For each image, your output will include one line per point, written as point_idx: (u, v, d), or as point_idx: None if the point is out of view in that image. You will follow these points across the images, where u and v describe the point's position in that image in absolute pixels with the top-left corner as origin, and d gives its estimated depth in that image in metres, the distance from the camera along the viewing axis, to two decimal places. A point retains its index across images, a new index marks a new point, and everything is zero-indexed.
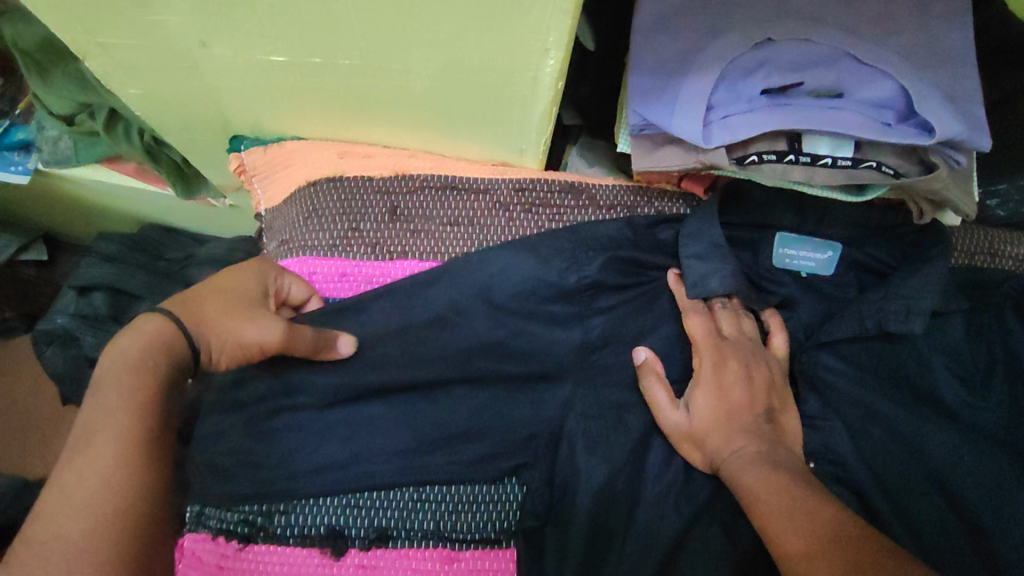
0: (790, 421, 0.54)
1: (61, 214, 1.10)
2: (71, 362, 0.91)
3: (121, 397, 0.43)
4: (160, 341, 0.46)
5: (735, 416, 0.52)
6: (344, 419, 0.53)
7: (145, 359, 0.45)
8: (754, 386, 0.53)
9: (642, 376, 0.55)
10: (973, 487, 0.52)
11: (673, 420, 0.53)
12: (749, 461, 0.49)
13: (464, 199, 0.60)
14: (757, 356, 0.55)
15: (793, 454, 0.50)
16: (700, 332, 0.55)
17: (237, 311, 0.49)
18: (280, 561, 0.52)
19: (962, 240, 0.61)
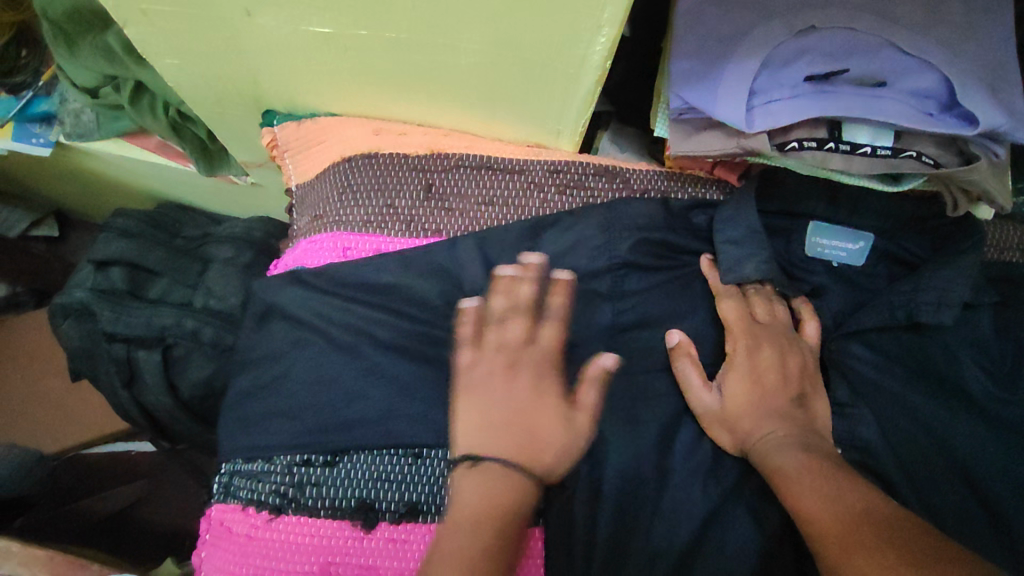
0: (821, 407, 0.54)
1: (74, 191, 1.10)
2: (86, 336, 0.89)
3: (469, 520, 0.45)
4: (516, 492, 0.48)
5: (767, 399, 0.52)
6: (376, 393, 0.54)
7: (495, 490, 0.47)
8: (786, 371, 0.54)
9: (676, 359, 0.55)
10: (1000, 478, 0.52)
11: (706, 402, 0.53)
12: (781, 443, 0.49)
13: (500, 179, 0.60)
14: (791, 343, 0.55)
15: (823, 437, 0.51)
16: (733, 316, 0.56)
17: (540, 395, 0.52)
18: (310, 532, 0.51)
19: (992, 236, 0.62)
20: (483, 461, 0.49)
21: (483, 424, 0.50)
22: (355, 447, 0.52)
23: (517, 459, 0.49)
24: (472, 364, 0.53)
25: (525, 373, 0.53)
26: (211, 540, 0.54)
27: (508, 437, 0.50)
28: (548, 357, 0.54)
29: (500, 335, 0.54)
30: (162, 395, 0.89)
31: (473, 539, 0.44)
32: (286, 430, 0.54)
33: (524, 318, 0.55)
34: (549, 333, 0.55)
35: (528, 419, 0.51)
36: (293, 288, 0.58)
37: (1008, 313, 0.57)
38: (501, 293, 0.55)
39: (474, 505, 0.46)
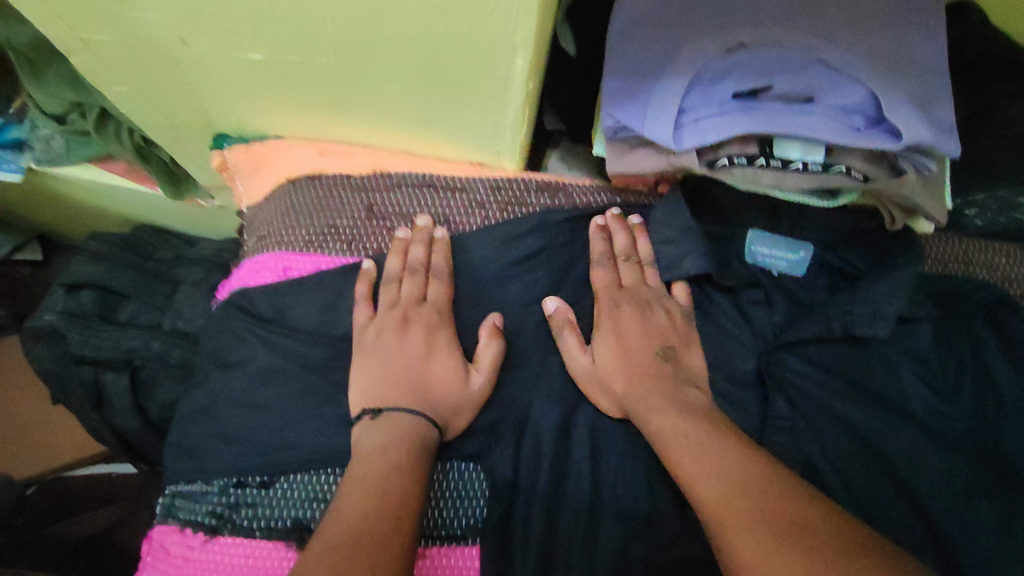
0: (695, 359, 0.55)
1: (55, 215, 1.11)
2: (60, 359, 0.88)
3: (376, 447, 0.48)
4: (420, 428, 0.50)
5: (633, 358, 0.54)
6: (310, 410, 0.54)
7: (415, 423, 0.50)
8: (649, 328, 0.55)
9: (596, 225, 0.60)
10: (938, 494, 0.51)
11: (580, 367, 0.54)
12: (655, 402, 0.51)
13: (443, 197, 0.61)
14: (656, 303, 0.57)
15: (698, 391, 0.52)
16: (601, 283, 0.58)
17: (432, 343, 0.55)
18: (246, 554, 0.51)
19: (937, 248, 0.62)
20: (383, 412, 0.50)
21: (377, 379, 0.53)
22: (291, 468, 0.53)
23: (413, 403, 0.51)
24: (380, 326, 0.55)
25: (417, 329, 0.55)
26: (150, 563, 0.53)
27: (450, 397, 0.52)
28: (444, 313, 0.57)
29: (395, 292, 0.57)
30: (129, 416, 0.89)
31: (391, 457, 0.47)
32: (228, 452, 0.54)
33: (421, 281, 0.57)
34: (439, 289, 0.57)
35: (414, 375, 0.53)
36: (237, 311, 0.59)
37: (950, 326, 0.57)
38: (396, 254, 0.58)
39: (385, 440, 0.48)
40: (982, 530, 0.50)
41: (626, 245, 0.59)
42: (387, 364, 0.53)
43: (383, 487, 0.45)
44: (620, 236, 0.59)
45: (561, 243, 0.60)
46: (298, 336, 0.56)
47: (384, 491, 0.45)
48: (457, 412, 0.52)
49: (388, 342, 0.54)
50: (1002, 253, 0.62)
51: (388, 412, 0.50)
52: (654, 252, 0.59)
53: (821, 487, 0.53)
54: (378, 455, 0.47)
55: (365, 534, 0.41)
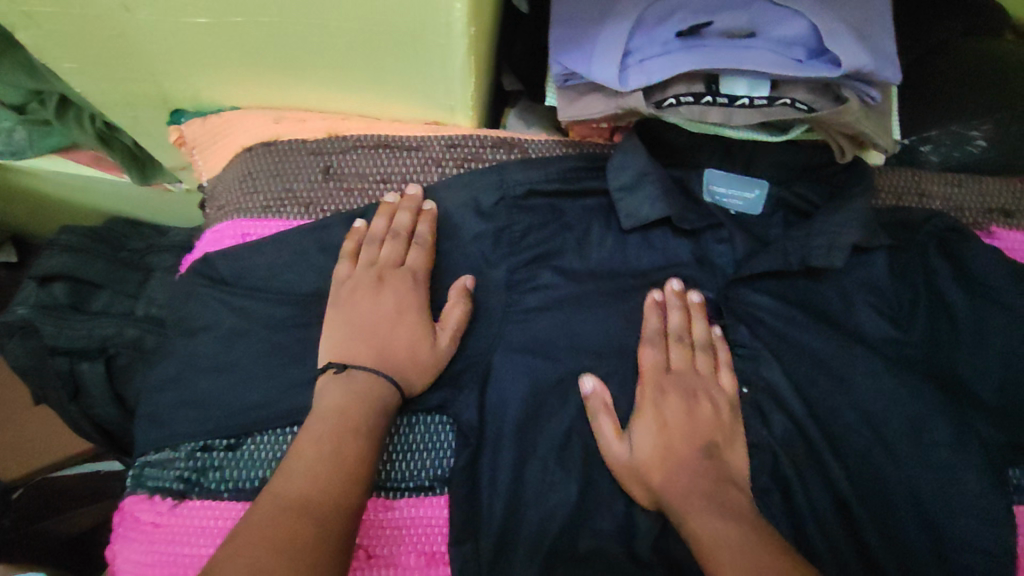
0: (739, 458, 0.51)
1: (25, 213, 1.11)
2: (33, 354, 0.90)
3: (335, 406, 0.48)
4: (377, 390, 0.50)
5: (675, 451, 0.50)
6: (276, 369, 0.55)
7: (374, 385, 0.50)
8: (695, 418, 0.51)
9: (652, 300, 0.56)
10: (893, 420, 0.52)
11: (616, 455, 0.50)
12: (695, 497, 0.46)
13: (399, 156, 0.62)
14: (702, 392, 0.53)
15: (739, 493, 0.48)
16: (648, 362, 0.54)
17: (410, 309, 0.54)
18: (215, 515, 0.52)
19: (888, 182, 0.62)
20: (349, 368, 0.51)
21: (344, 337, 0.53)
22: (258, 429, 0.53)
23: (373, 362, 0.51)
24: (356, 282, 0.55)
25: (389, 288, 0.55)
26: (122, 532, 0.53)
27: (414, 353, 0.52)
28: (419, 281, 0.56)
29: (375, 254, 0.57)
30: (108, 405, 0.90)
31: (345, 417, 0.47)
32: (193, 417, 0.54)
33: (402, 245, 0.57)
34: (418, 255, 0.57)
35: (380, 335, 0.52)
36: (199, 278, 0.59)
37: (903, 257, 0.58)
38: (382, 216, 0.58)
39: (343, 402, 0.48)
40: (939, 447, 0.51)
41: (680, 324, 0.55)
42: (359, 321, 0.53)
43: (338, 448, 0.45)
44: (666, 317, 0.56)
45: (516, 191, 0.60)
46: (264, 300, 0.57)
47: (340, 455, 0.45)
48: (419, 371, 0.52)
49: (358, 300, 0.54)
50: (953, 183, 0.63)
51: (350, 370, 0.50)
52: (614, 204, 0.58)
53: (784, 415, 0.53)
54: (333, 415, 0.47)
55: (317, 498, 0.42)
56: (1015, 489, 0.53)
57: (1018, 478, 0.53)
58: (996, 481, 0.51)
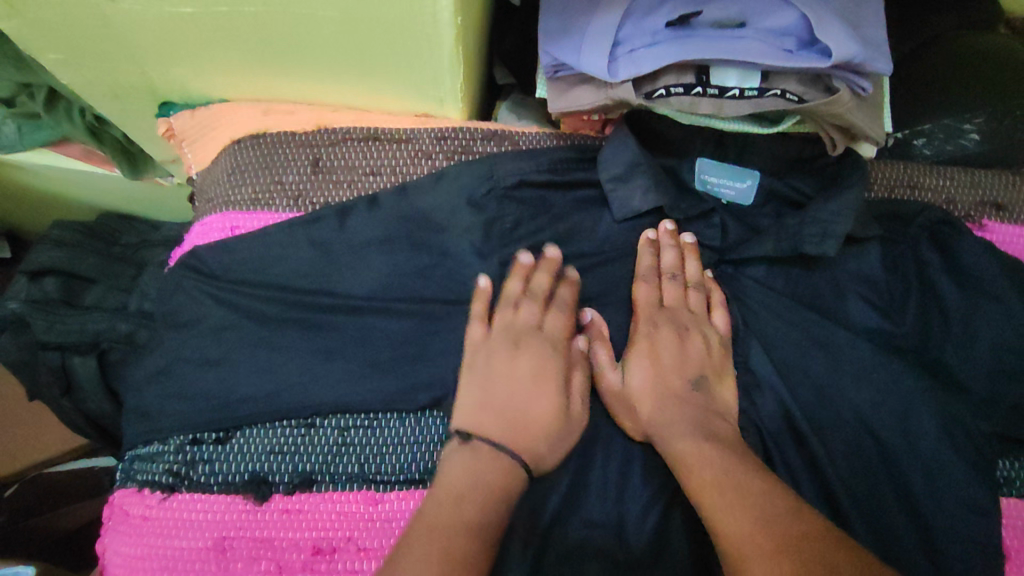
0: (728, 392, 0.54)
1: (16, 208, 1.11)
2: (24, 348, 0.89)
3: (453, 492, 0.44)
4: (502, 477, 0.46)
5: (665, 383, 0.52)
6: (263, 364, 0.54)
7: (491, 467, 0.46)
8: (686, 353, 0.54)
9: (647, 239, 0.58)
10: (882, 412, 0.53)
11: (608, 382, 0.53)
12: (680, 424, 0.49)
13: (389, 149, 0.62)
14: (694, 328, 0.55)
15: (725, 424, 0.50)
16: (642, 299, 0.56)
17: (546, 377, 0.52)
18: (204, 509, 0.52)
19: (880, 175, 0.62)
20: (475, 439, 0.48)
21: (486, 400, 0.50)
22: (246, 422, 0.53)
23: (505, 437, 0.48)
24: (488, 346, 0.53)
25: (525, 355, 0.53)
26: (112, 526, 0.53)
27: (548, 432, 0.50)
28: (559, 347, 0.54)
29: (511, 317, 0.55)
30: (102, 400, 0.90)
31: (467, 506, 0.43)
32: (181, 410, 0.54)
33: (543, 309, 0.55)
34: (558, 320, 0.55)
35: (517, 405, 0.50)
36: (187, 271, 0.58)
37: (896, 250, 0.58)
38: (518, 277, 0.56)
39: (461, 480, 0.45)
40: (928, 441, 0.52)
41: (674, 262, 0.57)
42: (485, 392, 0.51)
43: (450, 528, 0.41)
44: (661, 256, 0.58)
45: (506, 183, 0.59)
46: (253, 293, 0.56)
47: (452, 540, 0.40)
48: (549, 453, 0.49)
49: (488, 367, 0.52)
50: (947, 176, 0.62)
51: (474, 442, 0.48)
52: (606, 193, 0.59)
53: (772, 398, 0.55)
54: (450, 499, 0.44)
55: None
56: (1003, 482, 0.54)
57: (1006, 471, 0.54)
58: (985, 474, 0.51)
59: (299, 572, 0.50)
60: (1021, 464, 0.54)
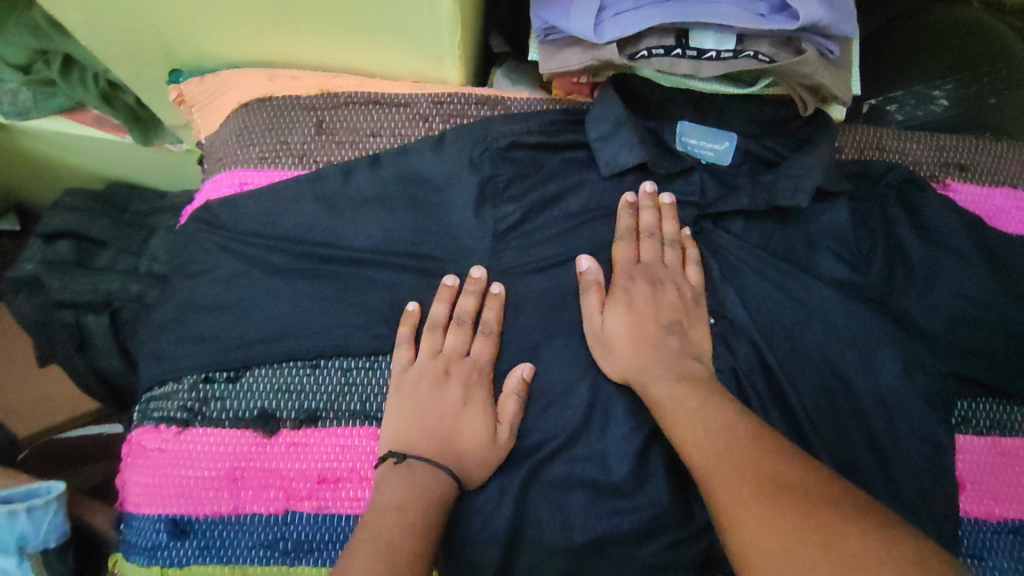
0: (700, 336, 0.57)
1: (29, 179, 1.15)
2: (39, 308, 0.93)
3: (390, 508, 0.49)
4: (431, 495, 0.50)
5: (643, 329, 0.56)
6: (270, 309, 0.58)
7: (425, 486, 0.50)
8: (660, 305, 0.57)
9: (627, 201, 0.61)
10: (846, 354, 0.58)
11: (592, 326, 0.57)
12: (658, 369, 0.53)
13: (389, 112, 0.65)
14: (668, 280, 0.58)
15: (698, 364, 0.54)
16: (622, 256, 0.60)
17: (473, 399, 0.55)
18: (218, 441, 0.56)
19: (850, 137, 0.66)
20: (407, 460, 0.52)
21: (415, 426, 0.54)
22: (256, 362, 0.57)
23: (433, 457, 0.52)
24: (421, 369, 0.56)
25: (455, 379, 0.56)
26: (129, 461, 0.57)
27: (474, 451, 0.53)
28: (485, 372, 0.57)
29: (439, 342, 0.58)
30: (114, 357, 0.94)
31: (402, 520, 0.47)
32: (193, 353, 0.58)
33: (467, 334, 0.58)
34: (484, 346, 0.58)
35: (444, 426, 0.54)
36: (198, 224, 0.62)
37: (865, 208, 0.62)
38: (444, 300, 0.59)
39: (400, 497, 0.49)
40: (889, 378, 0.57)
41: (652, 222, 0.61)
42: (414, 416, 0.54)
43: (392, 541, 0.46)
44: (639, 215, 0.61)
45: (499, 143, 0.63)
46: (261, 244, 0.60)
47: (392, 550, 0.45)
48: (473, 470, 0.53)
49: (413, 394, 0.55)
50: (914, 140, 0.65)
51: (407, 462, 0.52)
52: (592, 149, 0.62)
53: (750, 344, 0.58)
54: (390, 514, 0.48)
55: None
56: (958, 421, 0.58)
57: (963, 411, 0.59)
58: (939, 409, 0.57)
59: (306, 499, 0.55)
60: (976, 405, 0.59)
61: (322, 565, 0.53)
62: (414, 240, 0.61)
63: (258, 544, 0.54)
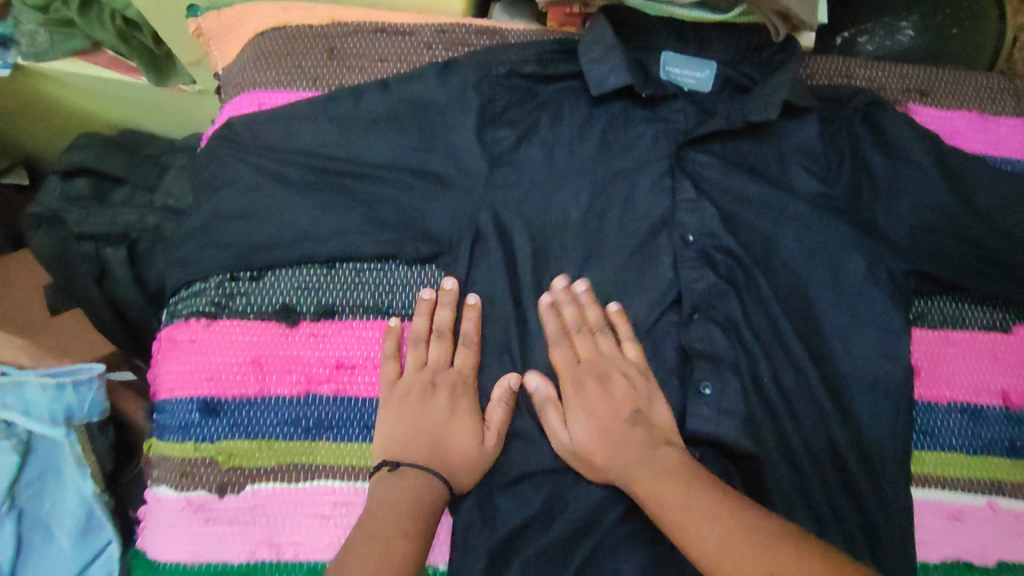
0: (662, 413, 0.60)
1: (39, 129, 1.20)
2: (57, 241, 0.98)
3: (392, 501, 0.53)
4: (426, 497, 0.54)
5: (606, 428, 0.59)
6: (286, 216, 0.63)
7: (423, 491, 0.54)
8: (614, 398, 0.61)
9: (546, 303, 0.63)
10: (814, 258, 0.64)
11: (560, 444, 0.59)
12: (634, 467, 0.56)
13: (396, 40, 0.70)
14: (613, 371, 0.62)
15: (672, 448, 0.57)
16: (563, 360, 0.63)
17: (460, 413, 0.60)
18: (245, 333, 0.62)
19: (819, 67, 0.71)
20: (401, 466, 0.56)
21: (412, 440, 0.58)
22: (277, 264, 0.63)
23: (426, 460, 0.57)
24: (396, 400, 0.60)
25: (442, 392, 0.61)
26: (162, 355, 0.63)
27: (464, 470, 0.57)
28: (469, 379, 0.62)
29: (422, 355, 0.62)
30: (130, 289, 0.98)
31: (396, 519, 0.51)
32: (214, 255, 0.62)
33: (448, 346, 0.63)
34: (467, 356, 0.62)
35: (434, 432, 0.58)
36: (221, 140, 0.66)
37: (835, 128, 0.68)
38: (423, 314, 0.63)
39: (396, 497, 0.53)
40: (853, 276, 0.63)
41: (577, 318, 0.64)
42: (403, 445, 0.57)
43: (388, 547, 0.49)
44: (560, 315, 0.64)
45: (498, 70, 0.68)
46: (277, 157, 0.64)
47: (389, 553, 0.49)
48: (463, 473, 0.57)
49: (402, 413, 0.59)
50: (877, 68, 0.71)
51: (401, 467, 0.56)
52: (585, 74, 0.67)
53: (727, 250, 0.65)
54: (394, 510, 0.52)
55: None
56: (915, 317, 0.65)
57: (920, 308, 0.66)
58: (899, 302, 0.63)
59: (325, 382, 0.62)
60: (930, 303, 0.66)
61: (341, 439, 0.60)
62: (418, 156, 0.65)
63: (283, 422, 0.60)
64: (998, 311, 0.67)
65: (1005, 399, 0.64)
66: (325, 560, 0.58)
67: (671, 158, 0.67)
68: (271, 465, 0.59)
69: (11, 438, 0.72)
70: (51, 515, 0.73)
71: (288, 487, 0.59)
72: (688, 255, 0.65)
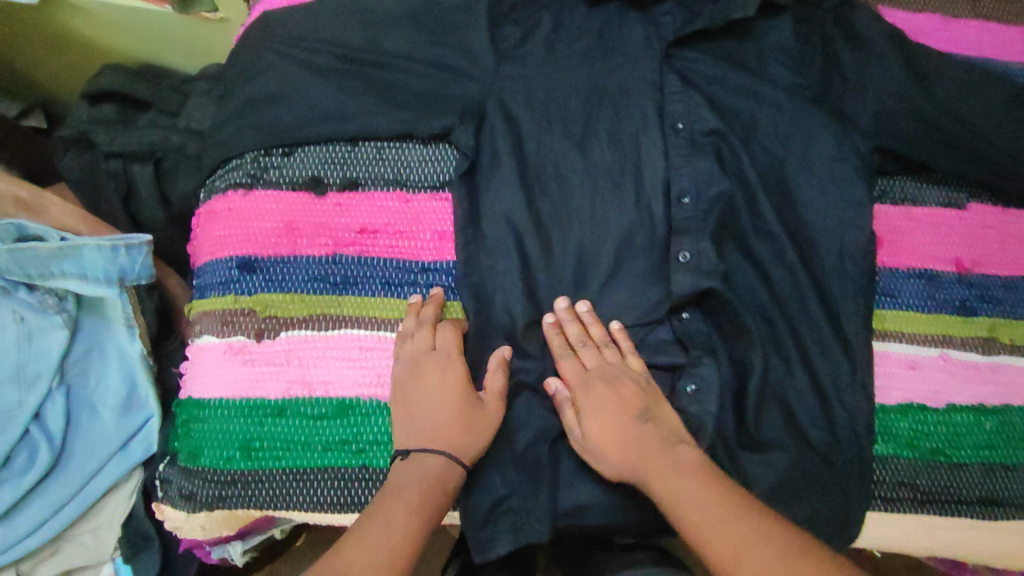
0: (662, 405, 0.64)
1: (58, 71, 1.25)
2: (85, 164, 1.04)
3: (404, 483, 0.58)
4: (441, 476, 0.59)
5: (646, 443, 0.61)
6: (315, 97, 0.70)
7: (436, 473, 0.59)
8: (627, 418, 0.62)
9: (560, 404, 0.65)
10: (790, 142, 0.71)
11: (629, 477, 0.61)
12: (690, 468, 0.59)
13: None
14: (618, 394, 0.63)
15: (688, 447, 0.61)
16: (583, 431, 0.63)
17: (453, 393, 0.62)
18: (278, 203, 0.70)
19: None
20: (411, 452, 0.60)
21: (418, 426, 0.61)
22: (308, 140, 0.70)
23: (433, 441, 0.60)
24: (401, 398, 0.63)
25: (430, 372, 0.63)
26: (203, 226, 0.70)
27: (469, 436, 0.61)
28: (451, 355, 0.64)
29: (410, 343, 0.65)
30: (155, 207, 1.05)
31: (406, 504, 0.56)
32: (251, 134, 0.69)
33: (430, 331, 0.65)
34: (447, 336, 0.65)
35: (432, 414, 0.61)
36: (257, 33, 0.73)
37: (809, 29, 0.74)
38: (411, 313, 0.67)
39: (412, 480, 0.58)
40: (826, 157, 0.70)
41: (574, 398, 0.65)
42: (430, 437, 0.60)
43: (404, 533, 0.54)
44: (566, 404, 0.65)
45: None
46: (305, 46, 0.71)
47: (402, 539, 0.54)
48: (467, 437, 0.61)
49: (411, 410, 0.62)
50: None
51: (416, 454, 0.60)
52: None
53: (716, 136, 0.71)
54: (407, 497, 0.57)
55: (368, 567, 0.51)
56: (879, 195, 0.73)
57: (882, 186, 0.73)
58: (865, 178, 0.70)
59: (351, 245, 0.69)
60: (892, 183, 0.74)
61: (365, 295, 0.69)
62: (429, 51, 0.71)
63: (314, 278, 0.68)
64: (953, 191, 0.74)
65: (959, 265, 0.72)
66: (351, 396, 0.66)
67: (663, 54, 0.73)
68: (304, 315, 0.67)
69: (62, 313, 0.78)
70: (95, 393, 0.80)
71: (318, 333, 0.67)
72: (676, 139, 0.71)
